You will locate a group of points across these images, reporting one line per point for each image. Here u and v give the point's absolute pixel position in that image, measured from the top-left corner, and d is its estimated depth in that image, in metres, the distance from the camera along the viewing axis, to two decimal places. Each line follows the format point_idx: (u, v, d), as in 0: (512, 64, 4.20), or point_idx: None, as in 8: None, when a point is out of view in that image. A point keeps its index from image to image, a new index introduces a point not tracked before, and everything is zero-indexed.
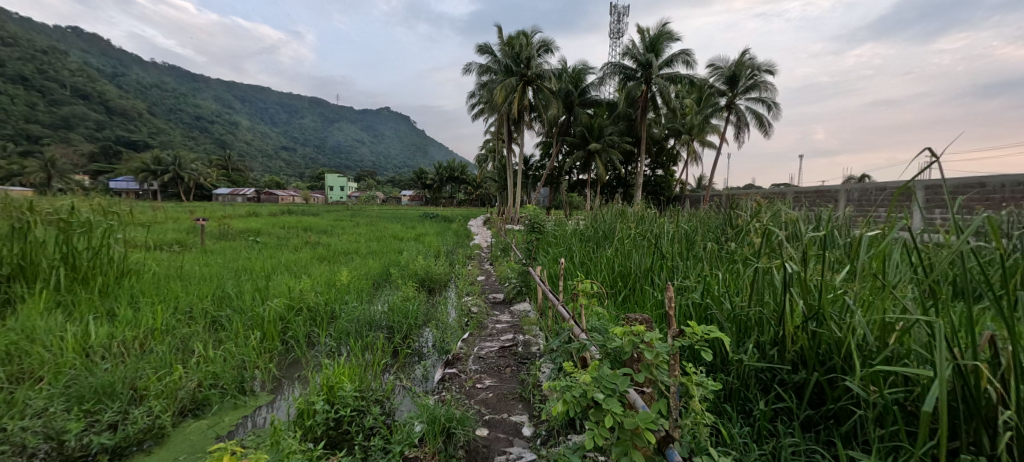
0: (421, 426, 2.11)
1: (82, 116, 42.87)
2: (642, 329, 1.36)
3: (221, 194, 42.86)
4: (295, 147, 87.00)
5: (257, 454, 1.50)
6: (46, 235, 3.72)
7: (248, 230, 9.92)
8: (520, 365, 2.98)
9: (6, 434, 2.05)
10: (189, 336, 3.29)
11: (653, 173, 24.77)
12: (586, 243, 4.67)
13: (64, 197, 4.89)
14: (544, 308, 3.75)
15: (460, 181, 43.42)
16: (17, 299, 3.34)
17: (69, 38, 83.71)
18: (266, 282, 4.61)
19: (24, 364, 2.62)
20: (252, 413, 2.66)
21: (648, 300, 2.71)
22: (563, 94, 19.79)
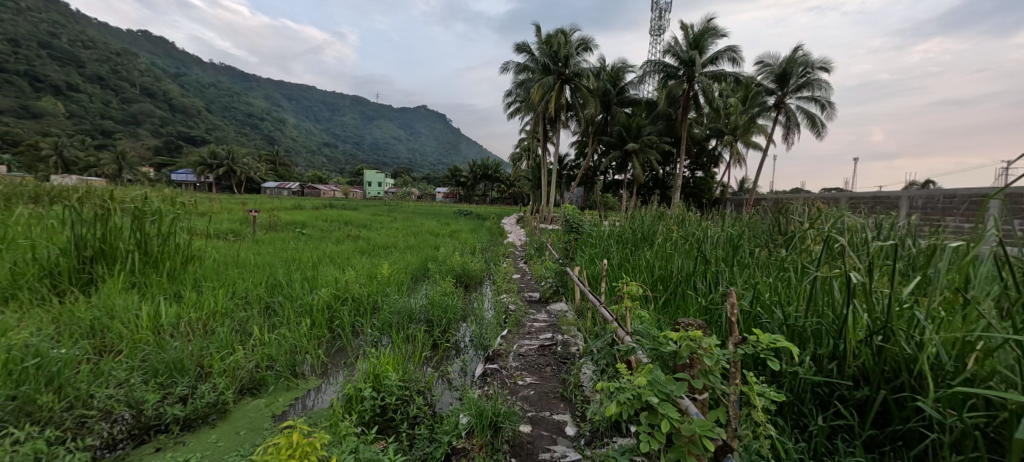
0: (467, 418, 2.17)
1: (149, 113, 46.49)
2: (700, 334, 1.31)
3: (270, 187, 45.06)
4: (338, 144, 90.43)
5: (320, 436, 1.62)
6: (121, 221, 3.99)
7: (294, 222, 10.38)
8: (560, 364, 2.98)
9: (93, 399, 2.28)
10: (246, 320, 3.52)
11: (693, 174, 23.95)
12: (624, 244, 4.57)
13: (134, 188, 5.29)
14: (583, 309, 3.72)
15: (493, 180, 43.58)
16: (99, 278, 3.67)
17: (139, 41, 90.50)
18: (314, 272, 4.81)
19: (106, 337, 2.90)
20: (304, 395, 2.82)
21: (691, 305, 2.63)
22: (601, 93, 19.53)
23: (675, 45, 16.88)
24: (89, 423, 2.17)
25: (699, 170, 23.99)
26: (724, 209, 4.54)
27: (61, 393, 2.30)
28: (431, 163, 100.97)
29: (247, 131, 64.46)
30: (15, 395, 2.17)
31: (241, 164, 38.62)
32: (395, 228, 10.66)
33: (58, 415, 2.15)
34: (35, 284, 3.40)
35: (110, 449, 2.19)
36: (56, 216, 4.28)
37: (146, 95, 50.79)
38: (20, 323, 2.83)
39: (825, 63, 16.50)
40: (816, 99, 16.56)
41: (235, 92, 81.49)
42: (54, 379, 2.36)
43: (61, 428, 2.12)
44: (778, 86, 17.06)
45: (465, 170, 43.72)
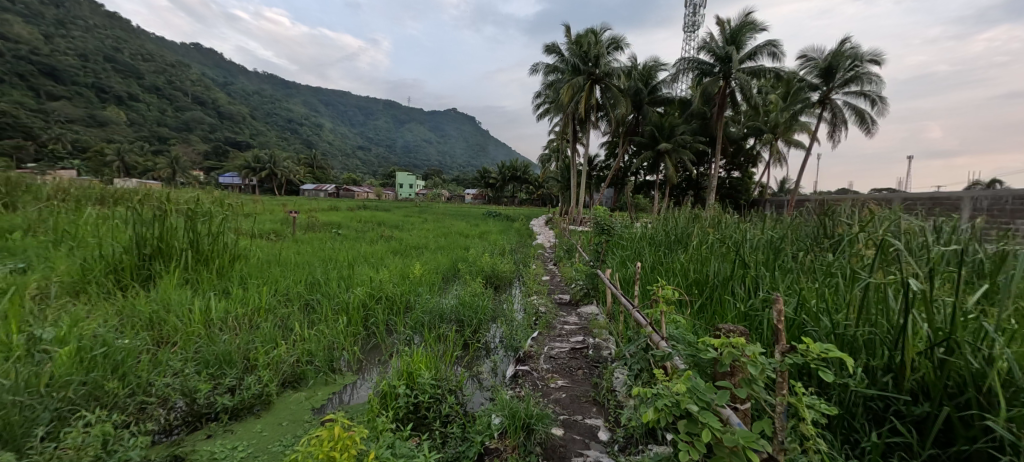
0: (500, 419, 2.19)
1: (199, 120, 49.50)
2: (742, 342, 1.27)
3: (308, 189, 46.80)
4: (372, 147, 92.92)
5: (359, 430, 1.69)
6: (175, 221, 4.25)
7: (331, 223, 10.75)
8: (592, 367, 2.95)
9: (152, 387, 2.45)
10: (288, 316, 3.68)
11: (729, 175, 23.17)
12: (657, 247, 4.46)
13: (187, 191, 5.65)
14: (615, 312, 3.67)
15: (522, 181, 43.43)
16: (156, 274, 3.91)
17: (191, 53, 96.17)
18: (350, 271, 4.97)
19: (163, 329, 3.09)
20: (341, 390, 2.93)
21: (729, 311, 2.54)
22: (633, 92, 19.21)
23: (710, 41, 16.36)
24: (149, 409, 2.34)
25: (736, 169, 23.17)
26: (764, 210, 4.36)
27: (124, 380, 2.47)
28: (461, 165, 101.97)
29: (287, 135, 67.32)
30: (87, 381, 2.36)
31: (282, 167, 40.19)
32: (426, 229, 10.86)
33: (122, 401, 2.32)
34: (102, 279, 3.67)
35: (167, 435, 2.35)
36: (120, 217, 4.62)
37: (196, 103, 54.10)
38: (89, 314, 3.07)
39: (875, 55, 15.55)
40: (866, 94, 15.63)
41: (276, 98, 85.25)
42: (118, 367, 2.53)
43: (125, 412, 2.29)
44: (823, 81, 16.18)
45: (494, 172, 43.80)
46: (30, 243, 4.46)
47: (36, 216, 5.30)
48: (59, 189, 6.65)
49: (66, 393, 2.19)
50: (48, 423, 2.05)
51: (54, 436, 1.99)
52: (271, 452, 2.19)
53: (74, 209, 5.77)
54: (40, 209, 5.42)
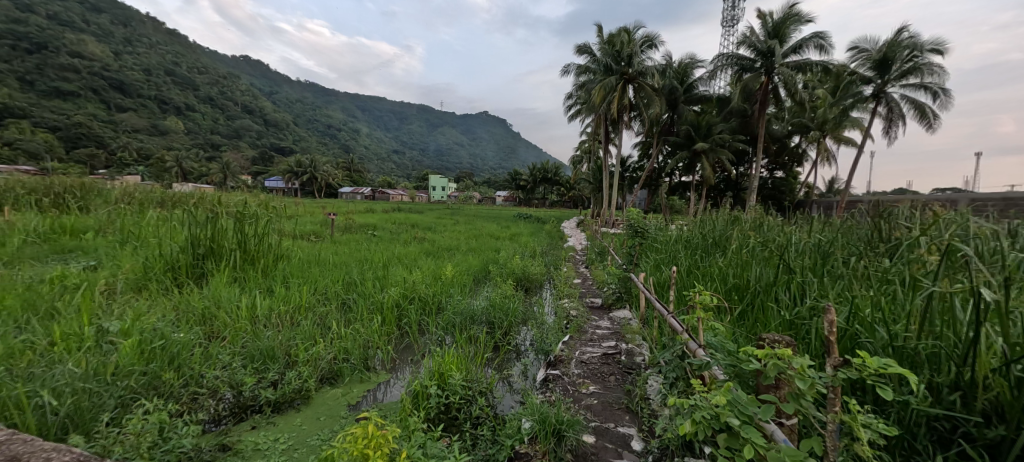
0: (530, 424, 2.16)
1: (247, 128, 52.43)
2: (789, 353, 1.21)
3: (345, 192, 48.33)
4: (406, 151, 95.03)
5: (392, 428, 1.72)
6: (226, 223, 4.49)
7: (367, 224, 11.07)
8: (624, 374, 2.87)
9: (203, 378, 2.59)
10: (326, 314, 3.80)
11: (771, 175, 22.16)
12: (693, 250, 4.30)
13: (236, 194, 5.98)
14: (648, 317, 3.58)
15: (554, 183, 43.16)
16: (209, 272, 4.15)
17: (241, 64, 102.37)
18: (385, 272, 5.09)
19: (214, 324, 3.27)
20: (376, 388, 3.00)
21: (772, 319, 2.40)
22: (667, 91, 18.75)
23: (751, 35, 15.70)
24: (200, 399, 2.47)
25: (779, 169, 22.12)
26: (810, 212, 4.12)
27: (179, 371, 2.62)
28: (492, 167, 102.50)
29: (327, 140, 70.01)
30: (147, 371, 2.53)
31: (322, 172, 41.53)
32: (457, 231, 10.98)
33: (177, 390, 2.46)
34: (161, 277, 3.93)
35: (217, 424, 2.47)
36: (177, 219, 4.93)
37: (244, 112, 57.35)
38: (150, 309, 3.29)
39: (936, 43, 14.47)
40: (926, 85, 14.56)
41: (317, 106, 89.02)
42: (174, 358, 2.70)
43: (179, 402, 2.43)
44: (877, 74, 15.19)
45: (525, 174, 43.64)
46: (101, 243, 4.85)
47: (105, 218, 5.78)
48: (126, 192, 7.24)
49: (129, 382, 2.35)
50: (113, 409, 2.20)
51: (118, 421, 2.14)
52: (309, 446, 2.27)
53: (138, 211, 6.27)
54: (110, 212, 5.90)
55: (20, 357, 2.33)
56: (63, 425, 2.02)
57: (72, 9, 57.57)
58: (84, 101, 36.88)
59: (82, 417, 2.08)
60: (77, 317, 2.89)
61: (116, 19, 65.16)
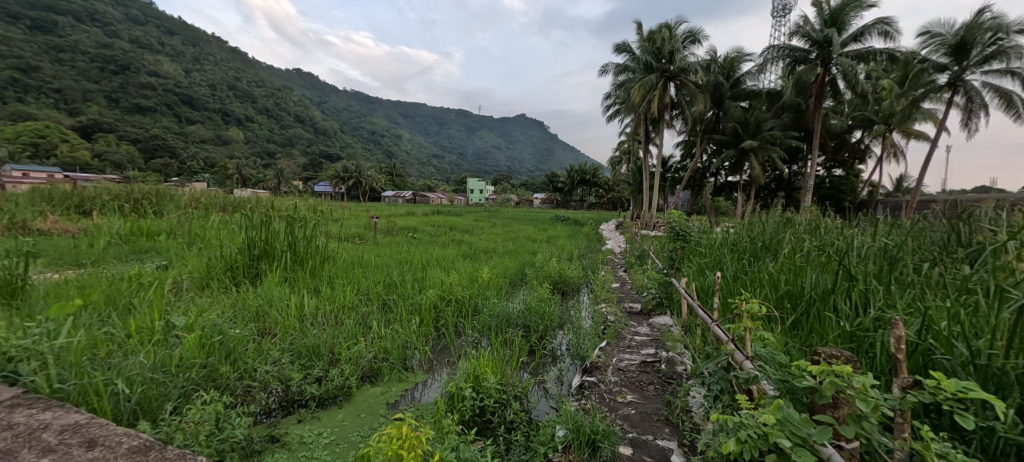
0: (564, 432, 2.13)
1: (299, 136, 55.54)
2: (848, 370, 1.11)
3: (388, 196, 49.79)
4: (446, 156, 96.85)
5: (425, 431, 1.73)
6: (278, 226, 4.74)
7: (408, 227, 11.36)
8: (664, 383, 2.76)
9: (256, 372, 2.73)
10: (368, 314, 3.90)
11: (829, 173, 20.72)
12: (740, 254, 4.07)
13: (287, 198, 6.30)
14: (690, 324, 3.42)
15: (593, 185, 42.53)
16: (262, 272, 4.38)
17: (294, 77, 109.35)
18: (423, 273, 5.17)
19: (268, 322, 3.45)
20: (414, 387, 3.05)
21: (830, 330, 2.22)
22: (712, 87, 18.03)
23: (805, 24, 14.82)
24: (253, 392, 2.60)
25: (838, 167, 20.63)
26: (874, 212, 3.79)
27: (236, 364, 2.78)
28: (531, 170, 102.27)
29: (371, 146, 72.73)
30: (207, 364, 2.69)
31: (366, 176, 42.99)
32: (495, 233, 11.04)
33: (232, 383, 2.61)
34: (221, 276, 4.19)
35: (268, 416, 2.59)
36: (236, 223, 5.27)
37: (296, 121, 60.83)
38: (211, 307, 3.51)
39: None
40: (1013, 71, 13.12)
41: (362, 114, 92.92)
42: (231, 353, 2.87)
43: (234, 394, 2.56)
44: (953, 60, 13.86)
45: (563, 176, 43.21)
46: (172, 245, 5.28)
47: (174, 222, 6.26)
48: (195, 198, 7.91)
49: (191, 374, 2.51)
50: (176, 398, 2.35)
51: (180, 409, 2.27)
52: (350, 442, 2.33)
53: (203, 215, 6.80)
54: (180, 217, 6.45)
55: (100, 346, 2.53)
56: (133, 412, 2.16)
57: (151, 33, 63.79)
58: (160, 116, 40.86)
59: (149, 405, 2.23)
60: (149, 311, 3.12)
61: (187, 41, 71.72)
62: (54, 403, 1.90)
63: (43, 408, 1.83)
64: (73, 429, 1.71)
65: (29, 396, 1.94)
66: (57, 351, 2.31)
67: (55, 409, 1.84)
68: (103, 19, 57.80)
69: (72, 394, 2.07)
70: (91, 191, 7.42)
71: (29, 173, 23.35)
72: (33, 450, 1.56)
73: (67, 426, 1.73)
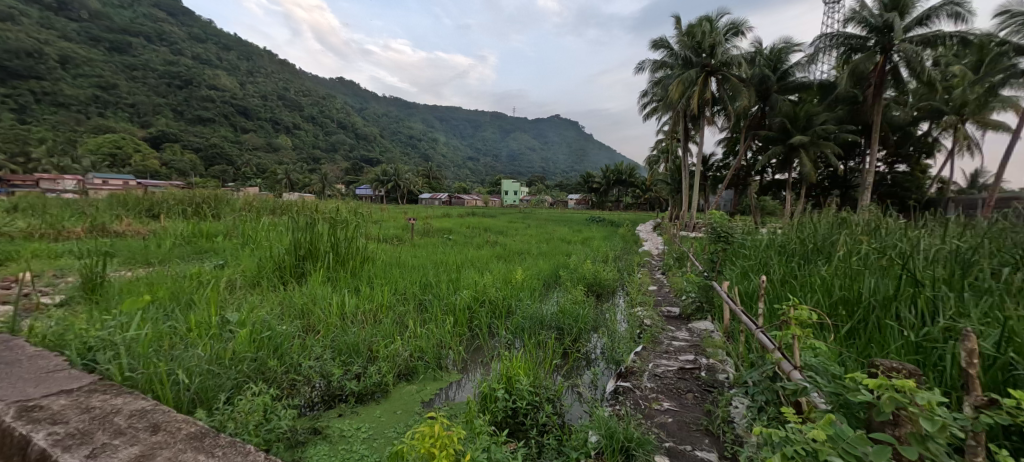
0: (597, 438, 2.08)
1: (341, 142, 57.92)
2: (911, 384, 1.02)
3: (424, 198, 50.93)
4: (481, 158, 97.91)
5: (456, 430, 1.72)
6: (322, 228, 4.93)
7: (443, 228, 11.57)
8: (703, 392, 2.64)
9: (300, 367, 2.85)
10: (404, 314, 3.99)
11: (891, 170, 19.22)
12: (788, 257, 3.84)
13: (331, 202, 6.56)
14: (733, 330, 3.26)
15: (629, 186, 41.68)
16: (307, 272, 4.58)
17: (338, 86, 114.63)
18: (458, 274, 5.23)
19: (311, 319, 3.59)
20: (448, 387, 3.08)
21: (892, 341, 2.04)
22: (757, 81, 17.22)
23: (862, 10, 13.86)
24: (298, 386, 2.72)
25: (901, 163, 19.11)
26: (943, 212, 3.47)
27: (282, 359, 2.91)
28: (566, 171, 101.36)
29: (409, 150, 74.71)
30: (256, 358, 2.83)
31: (404, 179, 44.13)
32: (529, 235, 11.03)
33: (279, 376, 2.73)
34: (270, 275, 4.42)
35: (311, 408, 2.70)
36: (284, 225, 5.54)
37: (339, 128, 63.53)
38: (261, 304, 3.69)
39: None
40: None
41: (401, 119, 95.76)
42: (278, 348, 3.00)
43: (280, 388, 2.68)
44: None
45: (598, 176, 42.63)
46: (228, 246, 5.64)
47: (230, 225, 6.68)
48: (248, 202, 8.44)
49: (241, 367, 2.65)
50: (229, 389, 2.49)
51: (232, 399, 2.40)
52: (387, 438, 2.39)
53: (255, 217, 7.23)
54: (235, 219, 6.89)
55: (164, 339, 2.71)
56: (191, 401, 2.30)
57: (211, 49, 68.98)
58: (217, 125, 44.00)
59: (205, 394, 2.37)
60: (206, 307, 3.33)
61: (241, 56, 77.05)
62: (126, 389, 1.97)
63: (116, 392, 1.91)
64: (139, 414, 1.76)
65: (104, 381, 2.01)
66: (128, 343, 2.49)
67: (126, 394, 1.92)
68: (170, 39, 63.19)
69: (140, 382, 2.22)
70: (158, 197, 8.10)
71: (108, 181, 25.91)
72: (108, 431, 1.63)
73: (136, 411, 1.78)
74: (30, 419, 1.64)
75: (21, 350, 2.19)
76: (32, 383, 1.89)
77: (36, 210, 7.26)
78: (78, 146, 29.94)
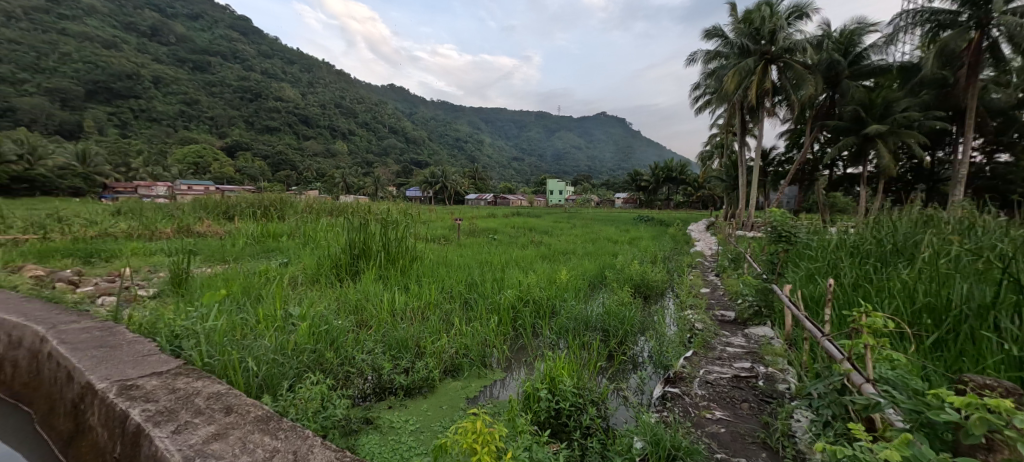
0: (642, 444, 2.00)
1: (393, 146, 60.32)
2: (1012, 406, 0.88)
3: (471, 199, 51.81)
4: (527, 159, 98.09)
5: (499, 428, 1.71)
6: (374, 229, 5.15)
7: (489, 228, 11.70)
8: (760, 402, 2.46)
9: (353, 360, 2.97)
10: (450, 312, 4.06)
11: (990, 160, 16.99)
12: (861, 258, 3.49)
13: (383, 203, 6.82)
14: (796, 337, 3.01)
15: (681, 183, 39.99)
16: (361, 270, 4.79)
17: (390, 93, 119.97)
18: (502, 274, 5.25)
19: (365, 315, 3.74)
20: (492, 385, 3.09)
21: (988, 354, 1.80)
22: (826, 67, 15.92)
23: None
24: (351, 378, 2.84)
25: (1003, 152, 16.84)
26: None
27: (337, 351, 3.06)
28: (614, 169, 98.98)
29: (457, 153, 76.42)
30: (314, 350, 2.99)
31: (451, 180, 45.09)
32: (575, 235, 10.87)
33: (335, 368, 2.87)
34: (327, 273, 4.67)
35: (364, 399, 2.81)
36: (340, 226, 5.84)
37: (391, 132, 66.24)
38: (320, 299, 3.92)
39: None
40: None
41: (449, 122, 98.20)
42: (333, 341, 3.15)
43: (336, 378, 2.81)
44: None
45: (647, 174, 41.28)
46: (291, 245, 6.05)
47: (294, 225, 7.14)
48: (308, 204, 9.02)
49: (301, 358, 2.81)
50: (291, 377, 2.65)
51: (294, 387, 2.55)
52: (433, 431, 2.44)
53: (315, 219, 7.71)
54: (298, 220, 7.39)
55: (237, 330, 2.94)
56: (257, 387, 2.47)
57: (277, 64, 74.77)
58: (282, 134, 47.51)
59: (271, 381, 2.54)
60: (273, 302, 3.57)
61: (303, 68, 82.73)
62: (205, 374, 2.14)
63: (198, 376, 2.08)
64: (215, 397, 1.91)
65: (188, 366, 2.20)
66: (206, 331, 2.72)
67: (205, 378, 2.08)
68: (243, 57, 69.26)
69: (216, 367, 2.42)
70: (232, 200, 8.88)
71: (192, 187, 28.93)
72: (189, 411, 1.78)
73: (212, 393, 1.94)
74: (128, 396, 1.83)
75: (122, 336, 2.45)
76: (130, 364, 2.10)
77: (136, 213, 8.19)
78: (168, 157, 33.80)
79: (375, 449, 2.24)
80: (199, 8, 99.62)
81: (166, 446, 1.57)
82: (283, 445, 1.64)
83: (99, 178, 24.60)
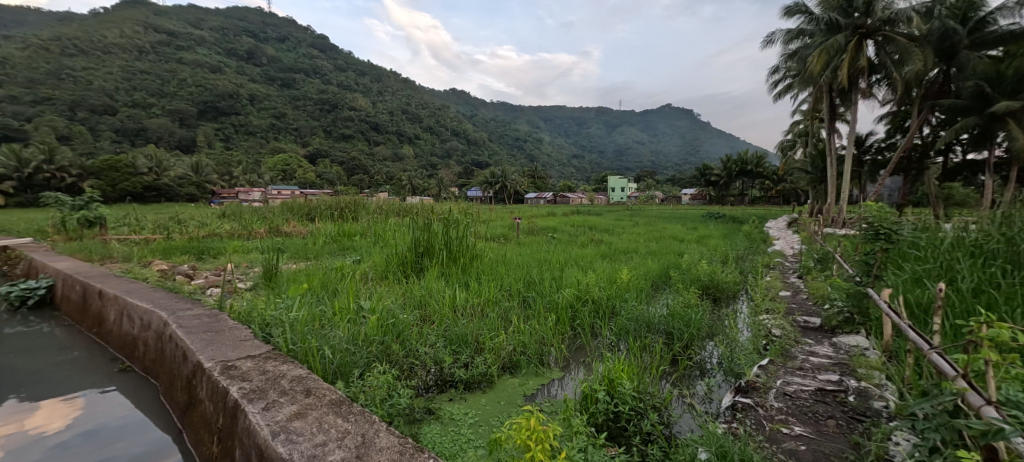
0: (707, 454, 1.85)
1: (456, 149, 62.28)
2: None
3: (531, 198, 51.95)
4: (588, 156, 96.35)
5: (554, 427, 1.65)
6: (437, 228, 5.33)
7: (547, 227, 11.62)
8: (851, 420, 2.17)
9: (415, 354, 3.07)
10: (509, 309, 4.08)
11: None
12: (987, 259, 2.96)
13: (445, 204, 7.02)
14: (896, 349, 2.63)
15: (757, 177, 36.94)
16: (425, 267, 4.97)
17: (454, 97, 124.05)
18: (560, 273, 5.17)
19: (427, 310, 3.87)
20: (550, 384, 3.05)
21: None
22: (938, 38, 13.88)
23: None
24: (415, 369, 2.93)
25: None
26: None
27: (403, 344, 3.18)
28: (681, 164, 94.01)
29: (517, 153, 77.10)
30: (382, 341, 3.14)
31: (511, 179, 45.53)
32: (637, 233, 10.45)
33: (401, 359, 2.99)
34: (395, 270, 4.90)
35: (427, 390, 2.90)
36: (406, 226, 6.12)
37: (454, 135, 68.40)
38: (387, 294, 4.12)
39: None
40: None
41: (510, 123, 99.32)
42: (399, 334, 3.29)
43: (401, 369, 2.92)
44: None
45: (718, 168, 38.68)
46: (363, 244, 6.44)
47: (366, 225, 7.60)
48: (378, 205, 9.56)
49: (370, 349, 2.97)
50: (362, 366, 2.80)
51: (364, 375, 2.69)
52: (490, 426, 2.45)
53: (383, 219, 8.14)
54: (370, 220, 7.86)
55: (315, 320, 3.17)
56: (331, 374, 2.63)
57: (352, 77, 80.52)
58: (356, 140, 50.97)
59: (344, 368, 2.70)
60: (346, 296, 3.81)
61: (374, 78, 88.29)
62: (290, 359, 2.33)
63: (284, 361, 2.27)
64: (298, 380, 2.07)
65: (276, 351, 2.41)
66: (291, 321, 2.95)
67: (290, 363, 2.27)
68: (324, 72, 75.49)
69: (298, 354, 2.62)
70: (312, 203, 9.67)
71: (281, 191, 31.93)
72: (276, 391, 1.94)
73: (295, 377, 2.10)
74: (228, 375, 2.03)
75: (225, 322, 2.74)
76: (230, 347, 2.34)
77: (235, 215, 9.22)
78: (262, 165, 37.72)
79: (437, 438, 2.30)
80: (286, 31, 110.26)
81: (257, 420, 1.71)
82: (353, 428, 1.71)
83: (208, 185, 28.12)
